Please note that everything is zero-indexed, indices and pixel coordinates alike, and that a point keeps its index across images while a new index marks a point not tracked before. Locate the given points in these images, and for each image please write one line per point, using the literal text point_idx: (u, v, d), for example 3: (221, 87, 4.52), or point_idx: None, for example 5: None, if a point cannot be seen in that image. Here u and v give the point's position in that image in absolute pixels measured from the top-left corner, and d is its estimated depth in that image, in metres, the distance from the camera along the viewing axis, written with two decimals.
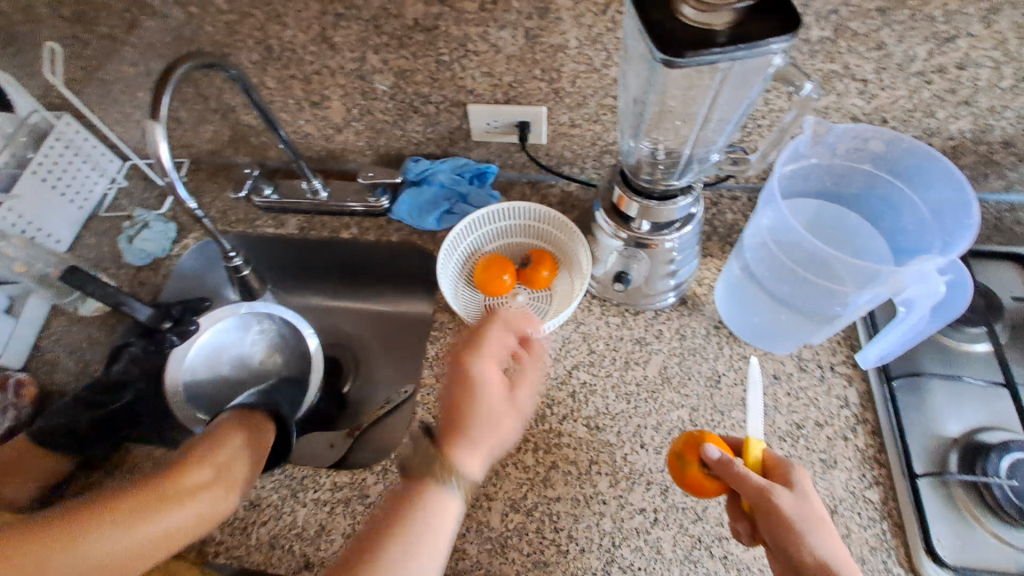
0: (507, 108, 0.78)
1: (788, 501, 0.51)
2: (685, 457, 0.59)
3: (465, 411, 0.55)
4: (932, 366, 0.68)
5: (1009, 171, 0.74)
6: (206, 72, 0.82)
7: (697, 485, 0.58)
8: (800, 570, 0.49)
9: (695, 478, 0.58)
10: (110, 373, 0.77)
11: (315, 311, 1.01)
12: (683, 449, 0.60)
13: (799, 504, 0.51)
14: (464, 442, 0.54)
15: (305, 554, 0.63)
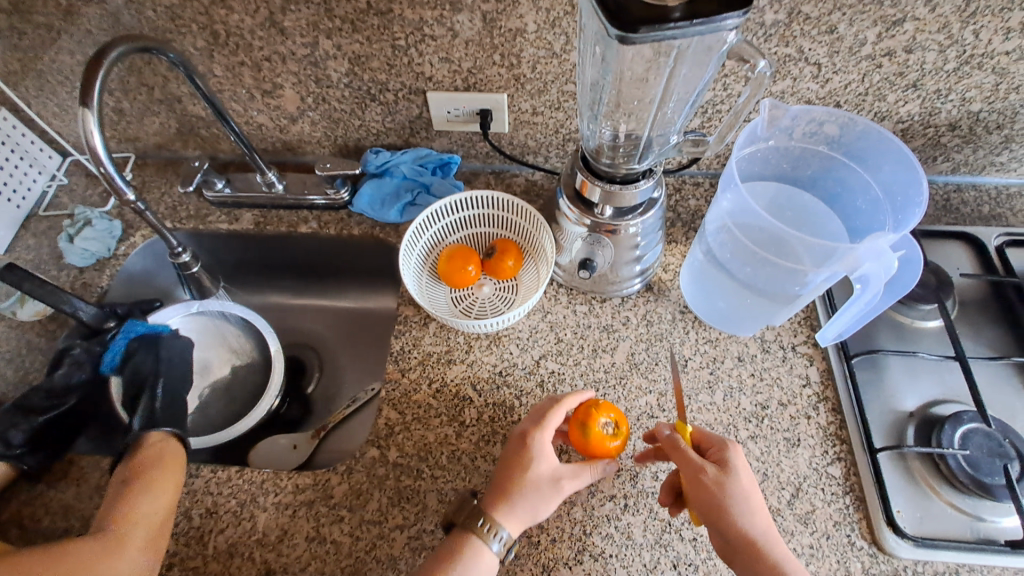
0: (468, 95, 0.76)
1: (712, 470, 0.56)
2: (584, 422, 0.59)
3: (509, 474, 0.58)
4: (888, 343, 0.70)
5: (955, 153, 0.77)
6: (148, 60, 0.77)
7: (597, 449, 0.59)
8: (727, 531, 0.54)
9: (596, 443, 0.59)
10: (52, 381, 0.72)
11: (276, 310, 0.98)
12: (578, 416, 0.60)
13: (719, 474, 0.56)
14: (505, 504, 0.57)
15: (266, 560, 0.60)
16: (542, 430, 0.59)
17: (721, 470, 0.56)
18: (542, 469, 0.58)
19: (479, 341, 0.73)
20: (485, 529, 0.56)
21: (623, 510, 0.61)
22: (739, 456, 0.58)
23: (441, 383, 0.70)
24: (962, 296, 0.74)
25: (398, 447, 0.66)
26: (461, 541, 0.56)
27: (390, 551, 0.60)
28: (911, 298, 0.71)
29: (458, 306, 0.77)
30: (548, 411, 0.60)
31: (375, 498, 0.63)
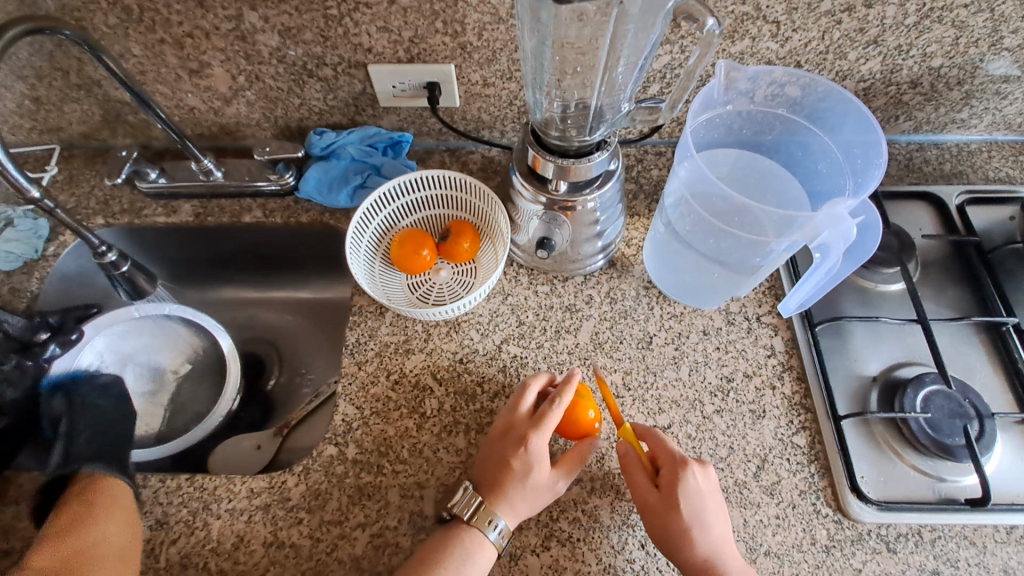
0: (412, 67, 0.71)
1: (655, 498, 0.56)
2: (573, 408, 0.60)
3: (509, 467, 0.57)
4: (852, 308, 0.69)
5: (917, 111, 0.75)
6: (57, 40, 0.70)
7: (582, 430, 0.60)
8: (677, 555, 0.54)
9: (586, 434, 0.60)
10: None
11: (230, 305, 0.93)
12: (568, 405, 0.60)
13: (666, 499, 0.55)
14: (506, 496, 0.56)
15: (222, 569, 0.57)
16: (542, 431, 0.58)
17: (671, 495, 0.55)
18: (540, 467, 0.57)
19: (438, 328, 0.70)
20: (489, 524, 0.55)
21: (590, 493, 0.60)
22: (694, 476, 0.56)
23: (400, 374, 0.67)
24: (924, 257, 0.73)
25: (356, 443, 0.63)
26: (464, 536, 0.55)
27: (352, 551, 0.58)
28: (874, 262, 0.71)
29: (416, 293, 0.74)
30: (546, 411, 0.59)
31: (334, 498, 0.60)
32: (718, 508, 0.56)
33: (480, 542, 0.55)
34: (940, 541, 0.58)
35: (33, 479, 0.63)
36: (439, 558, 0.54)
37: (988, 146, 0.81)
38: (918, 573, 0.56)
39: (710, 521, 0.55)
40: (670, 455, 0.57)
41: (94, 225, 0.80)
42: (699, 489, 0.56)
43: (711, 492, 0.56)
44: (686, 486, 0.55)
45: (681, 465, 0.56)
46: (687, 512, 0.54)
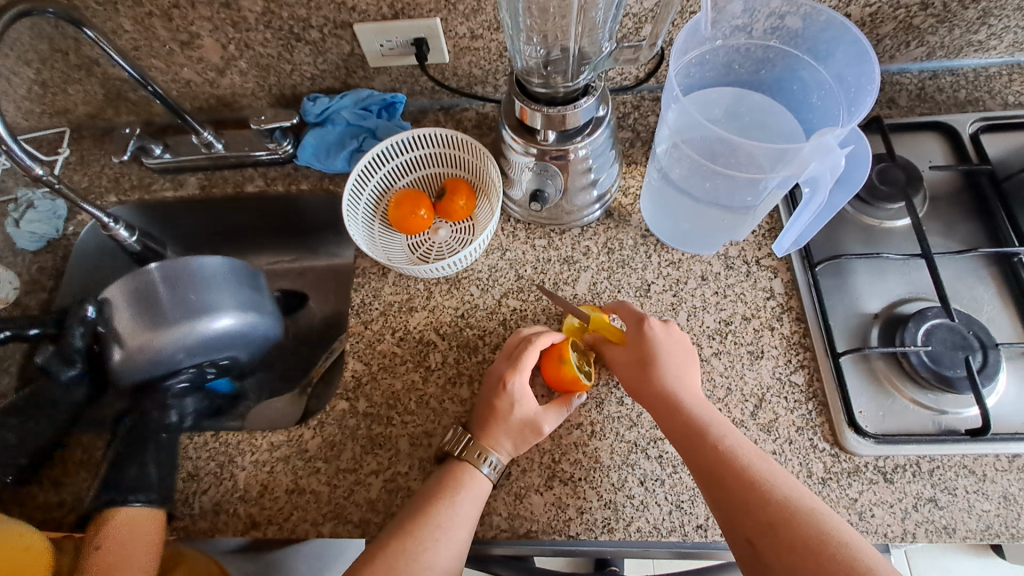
0: (398, 24, 0.70)
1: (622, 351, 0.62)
2: (561, 355, 0.61)
3: (491, 411, 0.60)
4: (854, 246, 0.68)
5: (928, 35, 0.71)
6: (52, 20, 0.71)
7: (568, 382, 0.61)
8: (646, 385, 0.59)
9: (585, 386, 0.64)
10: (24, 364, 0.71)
11: None
12: (553, 351, 0.62)
13: (631, 347, 0.61)
14: (489, 434, 0.59)
15: (251, 514, 0.62)
16: (519, 372, 0.60)
17: (642, 375, 0.59)
18: (522, 404, 0.59)
19: (438, 286, 0.71)
20: (480, 458, 0.58)
21: (590, 436, 0.62)
22: (657, 328, 0.62)
23: (404, 332, 0.69)
24: (933, 190, 0.71)
25: (366, 398, 0.66)
26: (458, 471, 0.58)
27: (367, 495, 0.62)
28: (879, 197, 0.69)
29: (416, 253, 0.76)
30: (524, 352, 0.61)
31: (348, 448, 0.64)
32: (684, 358, 0.60)
33: (472, 479, 0.58)
34: (938, 470, 0.58)
35: (74, 439, 0.68)
36: (436, 495, 0.57)
37: (1009, 70, 0.77)
38: (914, 501, 0.57)
39: (684, 400, 0.57)
40: (633, 316, 0.63)
41: (108, 203, 0.83)
42: (673, 374, 0.59)
43: (689, 374, 0.60)
44: (656, 369, 0.59)
45: (641, 322, 0.62)
46: (658, 395, 0.58)
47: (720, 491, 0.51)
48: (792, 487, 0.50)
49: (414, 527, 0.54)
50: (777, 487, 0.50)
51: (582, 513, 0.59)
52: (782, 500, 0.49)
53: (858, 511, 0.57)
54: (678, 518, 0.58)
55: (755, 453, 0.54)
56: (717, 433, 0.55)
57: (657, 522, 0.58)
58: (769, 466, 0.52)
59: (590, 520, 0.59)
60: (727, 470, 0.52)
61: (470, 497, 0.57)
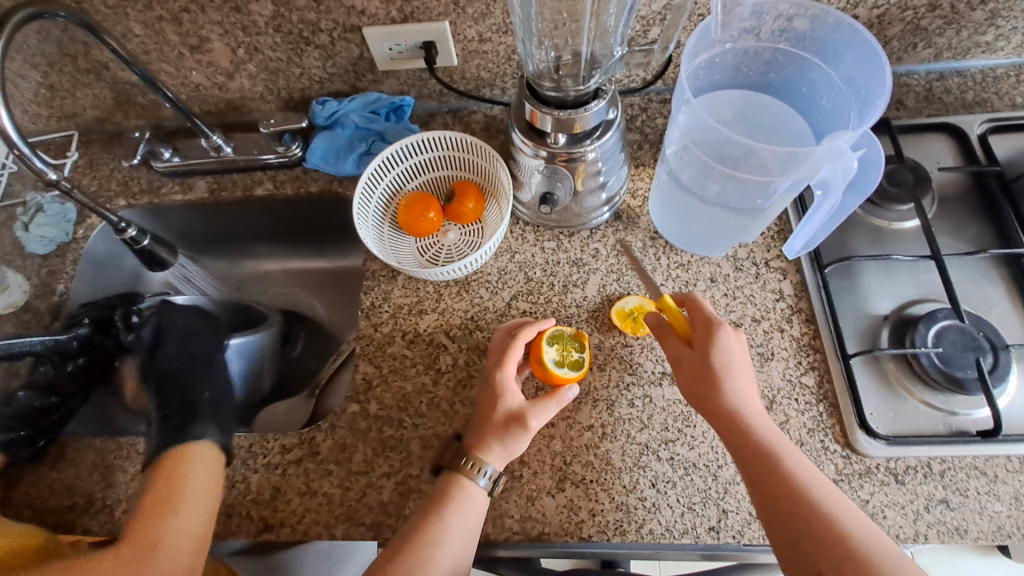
0: (407, 28, 0.70)
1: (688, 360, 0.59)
2: (538, 356, 0.62)
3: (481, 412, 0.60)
4: (863, 248, 0.68)
5: (936, 37, 0.71)
6: (62, 24, 0.71)
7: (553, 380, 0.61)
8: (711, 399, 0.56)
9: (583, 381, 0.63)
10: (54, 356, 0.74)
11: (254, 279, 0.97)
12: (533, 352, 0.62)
13: (697, 356, 0.58)
14: (479, 435, 0.59)
15: (264, 517, 0.62)
16: (504, 369, 0.60)
17: (708, 387, 0.57)
18: (506, 401, 0.59)
19: (448, 288, 0.71)
20: (475, 470, 0.57)
21: (601, 438, 0.62)
22: (727, 337, 0.58)
23: (415, 334, 0.69)
24: (941, 191, 0.71)
25: (377, 400, 0.66)
26: (453, 481, 0.57)
27: (379, 497, 0.62)
28: (887, 199, 0.69)
29: (425, 255, 0.76)
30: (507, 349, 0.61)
31: (360, 451, 0.64)
32: (748, 371, 0.58)
33: (469, 491, 0.57)
34: (949, 472, 0.58)
35: (86, 442, 0.68)
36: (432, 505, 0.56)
37: (1016, 71, 0.77)
38: (926, 502, 0.57)
39: (748, 417, 0.55)
40: (702, 321, 0.60)
41: (118, 207, 0.83)
42: (737, 381, 0.57)
43: (751, 383, 0.58)
44: (720, 376, 0.57)
45: (711, 330, 0.58)
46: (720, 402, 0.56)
47: (773, 501, 0.51)
48: (847, 508, 0.50)
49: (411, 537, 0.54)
50: (834, 506, 0.50)
51: (594, 515, 0.59)
52: (836, 519, 0.49)
53: (870, 513, 0.57)
54: (690, 520, 0.59)
55: (812, 468, 0.53)
56: (777, 444, 0.54)
57: (668, 523, 0.59)
58: (825, 484, 0.52)
59: (602, 521, 0.59)
60: (783, 482, 0.51)
61: (468, 508, 0.56)
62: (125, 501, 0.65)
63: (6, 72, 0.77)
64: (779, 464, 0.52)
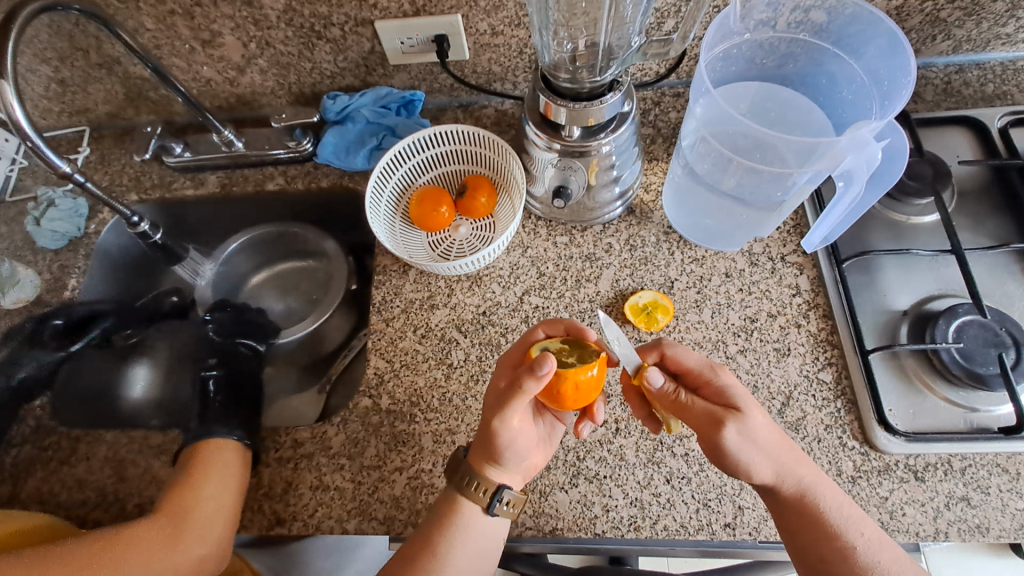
0: (419, 21, 0.70)
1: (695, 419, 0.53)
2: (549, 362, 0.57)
3: None
4: (881, 242, 0.67)
5: (956, 29, 0.70)
6: (74, 18, 0.71)
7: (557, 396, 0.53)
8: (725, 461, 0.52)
9: (575, 378, 0.51)
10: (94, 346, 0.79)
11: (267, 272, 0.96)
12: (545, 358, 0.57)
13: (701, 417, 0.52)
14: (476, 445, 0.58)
15: (276, 511, 0.62)
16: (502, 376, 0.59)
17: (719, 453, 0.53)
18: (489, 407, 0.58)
19: (460, 283, 0.71)
20: (479, 490, 0.54)
21: (614, 433, 0.62)
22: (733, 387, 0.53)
23: (426, 329, 0.69)
24: (960, 185, 0.70)
25: (389, 395, 0.66)
26: (452, 500, 0.54)
27: (392, 492, 0.62)
28: (905, 193, 0.68)
29: (436, 250, 0.75)
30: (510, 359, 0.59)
31: (372, 445, 0.64)
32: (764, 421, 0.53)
33: (472, 511, 0.54)
34: (970, 469, 0.57)
35: (98, 436, 0.68)
36: (435, 523, 0.54)
37: None
38: (946, 500, 0.57)
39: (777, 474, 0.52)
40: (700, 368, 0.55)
41: (129, 202, 0.84)
42: (759, 423, 0.52)
43: (769, 418, 0.53)
44: (742, 421, 0.51)
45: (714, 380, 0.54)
46: (745, 452, 0.51)
47: (799, 536, 0.52)
48: (876, 536, 0.51)
49: (416, 557, 0.52)
50: (865, 538, 0.50)
51: (608, 511, 0.59)
52: (868, 554, 0.50)
53: (889, 510, 0.57)
54: (706, 517, 0.58)
55: (838, 496, 0.52)
56: (804, 482, 0.52)
57: (684, 520, 0.58)
58: (852, 512, 0.52)
59: (616, 517, 0.58)
60: (813, 522, 0.51)
61: (474, 528, 0.54)
62: (137, 495, 0.65)
63: (17, 67, 0.77)
64: (807, 503, 0.52)
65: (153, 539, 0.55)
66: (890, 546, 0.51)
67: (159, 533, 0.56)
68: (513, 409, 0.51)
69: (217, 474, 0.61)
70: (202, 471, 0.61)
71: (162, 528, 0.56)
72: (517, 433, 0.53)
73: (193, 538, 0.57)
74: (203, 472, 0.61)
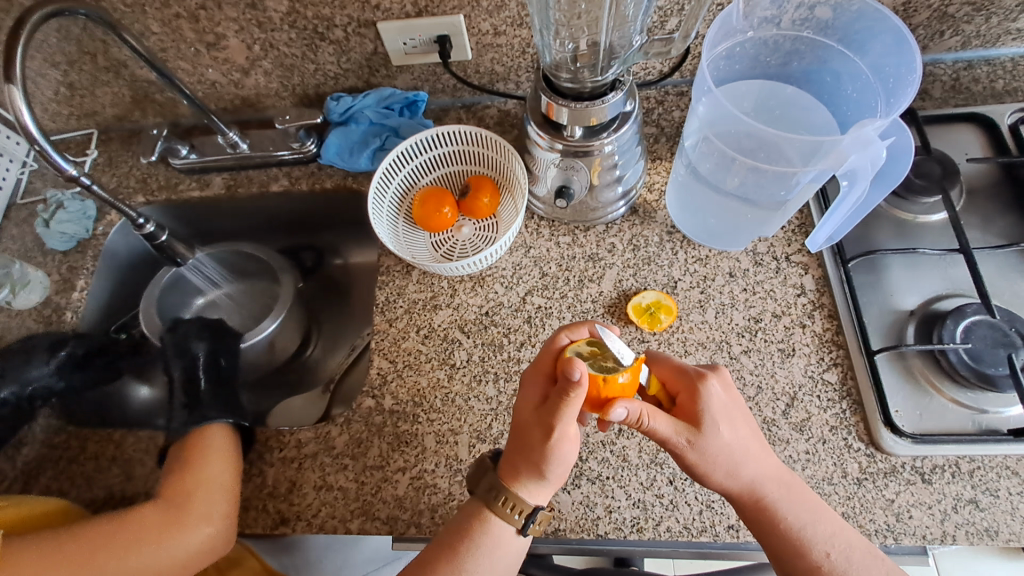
0: (421, 21, 0.70)
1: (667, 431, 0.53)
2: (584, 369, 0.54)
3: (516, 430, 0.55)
4: (888, 241, 0.67)
5: (965, 25, 0.69)
6: (81, 23, 0.72)
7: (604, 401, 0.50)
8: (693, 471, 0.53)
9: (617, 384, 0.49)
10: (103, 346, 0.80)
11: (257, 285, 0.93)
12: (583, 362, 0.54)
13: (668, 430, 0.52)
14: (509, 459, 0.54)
15: (280, 510, 0.63)
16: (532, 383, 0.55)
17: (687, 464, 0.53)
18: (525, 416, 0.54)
19: (463, 283, 0.71)
20: (508, 508, 0.53)
21: (617, 434, 0.62)
22: (711, 399, 0.52)
23: (429, 329, 0.69)
24: (969, 183, 0.69)
25: (392, 395, 0.66)
26: (480, 513, 0.54)
27: (395, 492, 0.62)
28: (912, 192, 0.67)
29: (440, 250, 0.76)
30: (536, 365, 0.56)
31: (375, 445, 0.64)
32: (737, 432, 0.52)
33: (503, 529, 0.53)
34: (979, 471, 0.57)
35: (106, 436, 0.69)
36: (460, 531, 0.53)
37: None
38: (954, 502, 0.56)
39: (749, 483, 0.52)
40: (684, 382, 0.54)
41: (136, 203, 0.84)
42: (717, 439, 0.51)
43: (732, 434, 0.52)
44: (694, 437, 0.51)
45: (692, 394, 0.53)
46: (697, 464, 0.52)
47: (768, 543, 0.52)
48: (846, 553, 0.50)
49: (437, 563, 0.52)
50: (834, 555, 0.50)
51: (611, 512, 0.59)
52: (835, 571, 0.49)
53: (895, 513, 0.56)
54: (709, 518, 0.58)
55: (809, 514, 0.52)
56: (768, 499, 0.52)
57: (688, 522, 0.58)
58: (823, 529, 0.51)
59: (619, 519, 0.58)
60: (776, 537, 0.51)
61: (502, 545, 0.53)
62: (144, 494, 0.65)
63: (26, 71, 0.78)
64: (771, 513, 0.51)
65: (157, 526, 0.57)
66: (862, 563, 0.50)
67: (162, 521, 0.58)
68: (565, 422, 0.50)
69: (213, 460, 0.62)
70: (194, 459, 0.62)
71: (166, 517, 0.58)
72: (567, 450, 0.51)
73: (197, 522, 0.58)
74: (196, 461, 0.62)
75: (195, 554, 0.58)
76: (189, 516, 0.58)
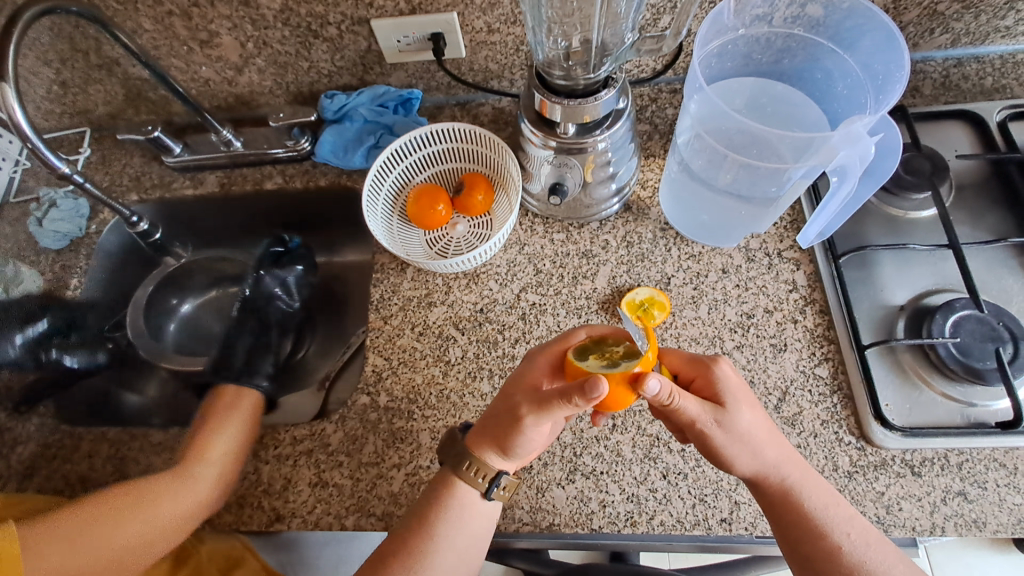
0: (414, 19, 0.70)
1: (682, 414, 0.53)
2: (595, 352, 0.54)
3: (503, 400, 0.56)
4: (878, 236, 0.67)
5: (954, 22, 0.70)
6: (74, 20, 0.71)
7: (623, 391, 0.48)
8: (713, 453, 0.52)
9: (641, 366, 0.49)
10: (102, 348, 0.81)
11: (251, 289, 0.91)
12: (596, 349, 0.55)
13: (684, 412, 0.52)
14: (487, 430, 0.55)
15: (275, 507, 0.63)
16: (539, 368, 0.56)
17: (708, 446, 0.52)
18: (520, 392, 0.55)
19: (457, 281, 0.71)
20: (475, 474, 0.55)
21: (611, 429, 0.62)
22: (729, 381, 0.53)
23: (424, 326, 0.69)
24: (958, 179, 0.70)
25: (387, 392, 0.67)
26: (450, 481, 0.55)
27: (390, 488, 0.62)
28: (902, 188, 0.68)
29: (434, 248, 0.76)
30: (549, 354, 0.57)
31: (370, 442, 0.64)
32: (755, 415, 0.53)
33: (468, 495, 0.55)
34: (967, 464, 0.57)
35: (100, 434, 0.69)
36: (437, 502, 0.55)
37: None
38: (943, 494, 0.56)
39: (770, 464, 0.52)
40: (696, 367, 0.55)
41: (130, 202, 0.85)
42: (741, 421, 0.52)
43: (753, 415, 0.53)
44: (719, 416, 0.51)
45: (710, 378, 0.54)
46: (722, 442, 0.51)
47: (786, 529, 0.52)
48: (864, 536, 0.51)
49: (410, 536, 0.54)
50: (853, 538, 0.51)
51: (605, 506, 0.59)
52: (855, 553, 0.50)
53: (886, 505, 0.57)
54: (702, 511, 0.58)
55: (826, 498, 0.52)
56: (791, 482, 0.52)
57: (681, 516, 0.58)
58: (843, 512, 0.52)
59: (613, 513, 0.59)
60: (796, 522, 0.51)
61: (466, 512, 0.55)
62: None
63: (19, 69, 0.77)
64: (791, 495, 0.52)
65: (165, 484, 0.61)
66: (879, 549, 0.50)
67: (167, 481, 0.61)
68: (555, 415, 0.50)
69: (225, 423, 0.67)
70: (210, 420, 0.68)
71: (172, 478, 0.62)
72: (537, 434, 0.52)
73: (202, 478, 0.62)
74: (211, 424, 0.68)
75: (193, 510, 0.60)
76: (194, 475, 0.62)
